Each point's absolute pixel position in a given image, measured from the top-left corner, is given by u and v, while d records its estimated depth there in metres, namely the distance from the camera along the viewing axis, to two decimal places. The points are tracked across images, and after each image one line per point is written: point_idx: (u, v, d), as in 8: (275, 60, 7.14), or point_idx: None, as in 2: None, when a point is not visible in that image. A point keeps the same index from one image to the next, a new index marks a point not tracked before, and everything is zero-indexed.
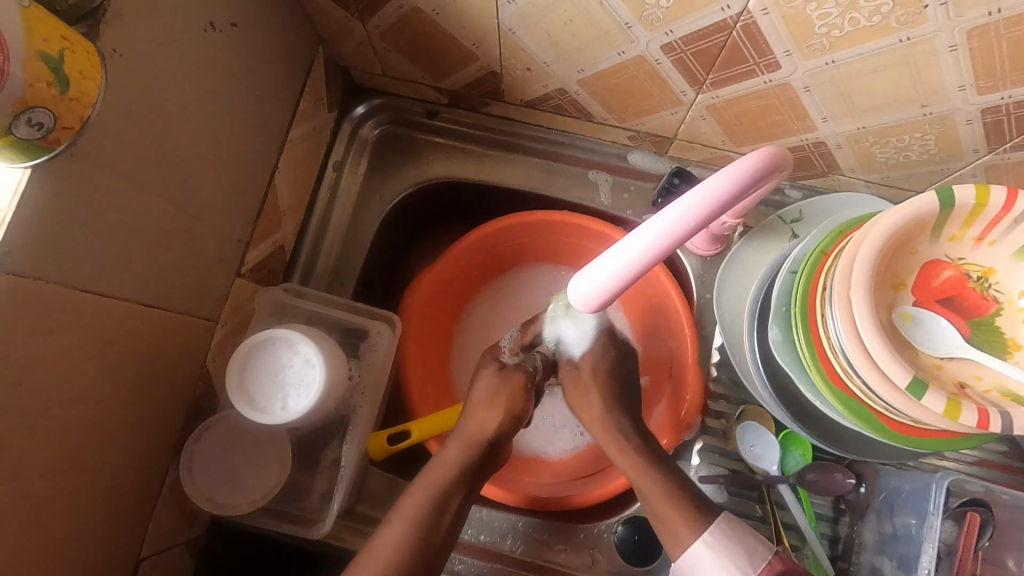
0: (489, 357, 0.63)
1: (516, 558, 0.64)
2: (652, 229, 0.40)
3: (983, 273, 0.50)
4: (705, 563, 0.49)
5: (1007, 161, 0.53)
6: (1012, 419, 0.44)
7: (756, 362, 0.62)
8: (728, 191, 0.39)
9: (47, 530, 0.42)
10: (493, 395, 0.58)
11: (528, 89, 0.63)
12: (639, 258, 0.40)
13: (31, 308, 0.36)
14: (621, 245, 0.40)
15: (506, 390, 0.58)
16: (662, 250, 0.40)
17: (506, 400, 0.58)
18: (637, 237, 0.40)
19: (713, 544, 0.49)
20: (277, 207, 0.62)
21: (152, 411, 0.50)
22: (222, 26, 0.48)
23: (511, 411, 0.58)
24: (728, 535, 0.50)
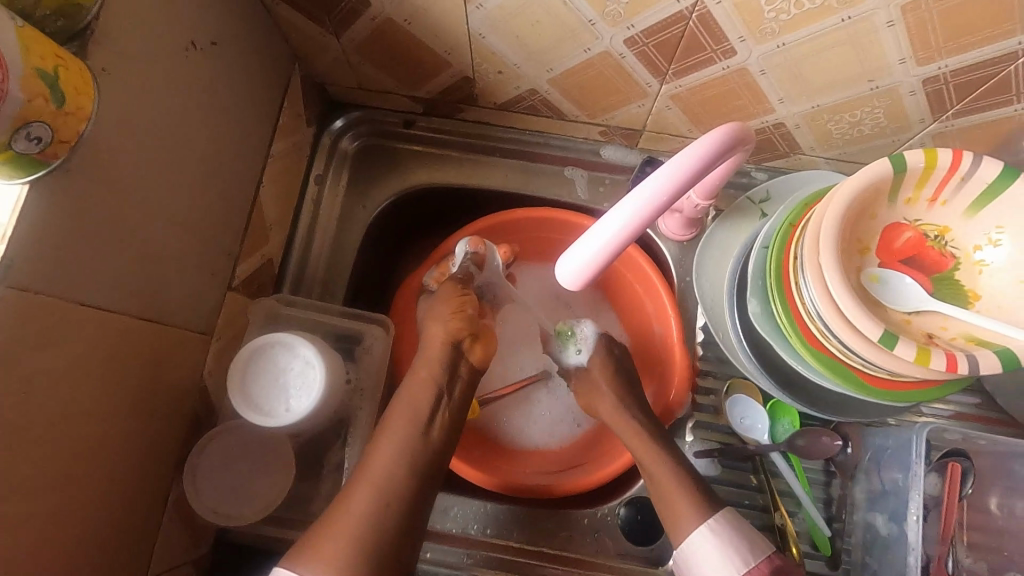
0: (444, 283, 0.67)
1: (524, 549, 0.64)
2: (599, 234, 0.43)
3: (939, 232, 0.53)
4: (708, 550, 0.52)
5: (952, 128, 0.57)
6: (978, 359, 0.46)
7: (739, 337, 0.64)
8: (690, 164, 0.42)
9: (57, 548, 0.42)
10: (433, 311, 0.64)
11: (500, 92, 0.65)
12: (595, 256, 0.43)
13: (33, 322, 0.37)
14: (577, 248, 0.43)
15: (444, 299, 0.64)
16: (643, 221, 0.42)
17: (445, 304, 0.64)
18: (620, 210, 0.42)
19: (718, 533, 0.53)
20: (263, 221, 0.63)
21: (154, 426, 0.50)
22: (202, 44, 0.50)
23: (456, 317, 0.63)
24: (732, 525, 0.53)
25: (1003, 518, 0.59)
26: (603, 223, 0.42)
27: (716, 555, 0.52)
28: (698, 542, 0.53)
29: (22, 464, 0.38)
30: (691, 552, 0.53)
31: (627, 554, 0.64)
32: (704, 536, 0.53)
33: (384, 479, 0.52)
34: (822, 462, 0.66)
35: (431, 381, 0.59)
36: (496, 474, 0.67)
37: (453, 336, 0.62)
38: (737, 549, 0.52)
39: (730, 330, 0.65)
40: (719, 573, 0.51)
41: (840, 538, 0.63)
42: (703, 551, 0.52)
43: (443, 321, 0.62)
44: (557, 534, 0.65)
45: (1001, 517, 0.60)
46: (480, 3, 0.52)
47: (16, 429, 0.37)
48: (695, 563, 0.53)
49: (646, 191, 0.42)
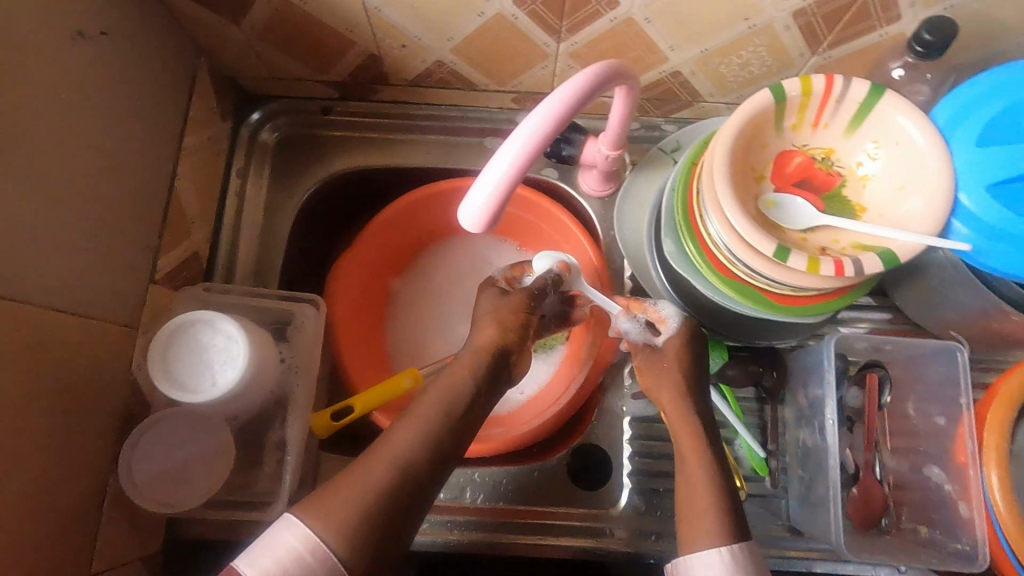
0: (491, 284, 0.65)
1: (482, 508, 0.66)
2: (488, 177, 0.43)
3: (825, 154, 0.57)
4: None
5: (828, 59, 0.61)
6: (862, 262, 0.49)
7: (664, 279, 0.67)
8: (588, 76, 0.45)
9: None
10: (497, 309, 0.61)
11: (409, 68, 0.67)
12: (489, 199, 0.43)
13: None
14: (472, 193, 0.44)
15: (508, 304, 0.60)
16: (553, 126, 0.43)
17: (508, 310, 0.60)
18: (531, 117, 0.43)
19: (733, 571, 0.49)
20: (183, 213, 0.63)
21: (82, 421, 0.50)
22: (90, 34, 0.50)
23: (510, 324, 0.59)
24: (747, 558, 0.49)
25: (920, 419, 0.63)
26: (491, 165, 0.42)
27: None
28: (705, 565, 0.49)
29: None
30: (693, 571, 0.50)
31: (579, 500, 0.66)
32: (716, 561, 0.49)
33: (403, 454, 0.48)
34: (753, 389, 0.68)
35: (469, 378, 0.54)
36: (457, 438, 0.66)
37: (525, 332, 0.60)
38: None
39: (655, 275, 0.68)
40: None
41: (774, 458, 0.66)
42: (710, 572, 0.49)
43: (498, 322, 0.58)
44: (509, 489, 0.67)
45: (919, 418, 0.63)
46: None
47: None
48: None
49: (527, 133, 0.43)
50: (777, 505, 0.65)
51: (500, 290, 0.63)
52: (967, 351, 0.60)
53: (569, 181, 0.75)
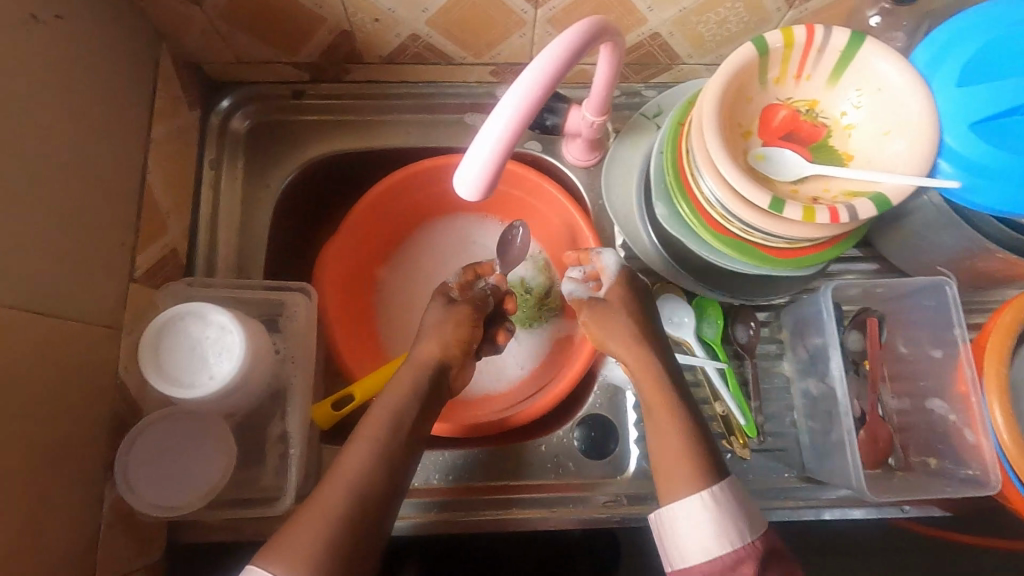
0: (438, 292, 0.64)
1: (495, 485, 0.66)
2: (505, 106, 0.41)
3: (809, 106, 0.57)
4: (697, 519, 0.51)
5: (805, 13, 0.61)
6: (856, 208, 0.50)
7: (657, 245, 0.67)
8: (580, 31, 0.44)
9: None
10: (442, 324, 0.60)
11: (382, 43, 0.65)
12: (491, 156, 0.42)
13: None
14: (491, 127, 0.42)
15: (454, 322, 0.61)
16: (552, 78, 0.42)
17: (453, 328, 0.60)
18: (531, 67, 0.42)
19: (717, 503, 0.50)
20: (157, 207, 0.60)
21: (61, 430, 0.47)
22: (44, 18, 0.47)
23: (459, 339, 0.60)
24: (732, 498, 0.51)
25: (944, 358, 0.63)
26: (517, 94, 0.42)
27: (708, 527, 0.50)
28: (691, 509, 0.51)
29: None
30: (678, 515, 0.51)
31: (589, 470, 0.66)
32: (699, 508, 0.51)
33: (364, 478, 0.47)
34: (732, 347, 0.69)
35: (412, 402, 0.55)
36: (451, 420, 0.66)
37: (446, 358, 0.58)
38: (736, 528, 0.50)
39: (646, 238, 0.68)
40: (701, 543, 0.50)
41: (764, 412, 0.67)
42: (700, 520, 0.50)
43: (442, 340, 0.59)
44: (518, 464, 0.66)
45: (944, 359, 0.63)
46: None
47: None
48: (676, 527, 0.52)
49: (548, 58, 0.42)
50: (789, 456, 0.66)
51: (446, 299, 0.63)
52: (954, 283, 0.62)
53: (553, 153, 0.74)
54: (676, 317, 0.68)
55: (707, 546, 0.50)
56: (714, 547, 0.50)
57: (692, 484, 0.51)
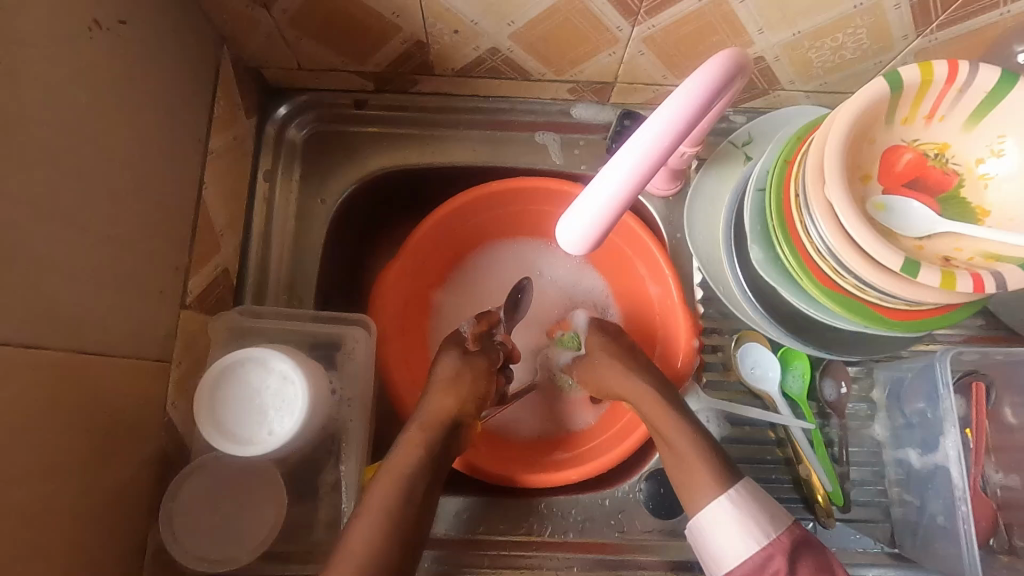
0: (450, 342, 0.61)
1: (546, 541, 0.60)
2: (620, 163, 0.39)
3: (938, 150, 0.51)
4: (726, 523, 0.50)
5: (935, 42, 0.55)
6: (1003, 276, 0.44)
7: (743, 289, 0.61)
8: (710, 75, 0.39)
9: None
10: (454, 378, 0.57)
11: (457, 56, 0.60)
12: (601, 214, 0.40)
13: None
14: (595, 192, 0.39)
15: (472, 372, 0.58)
16: (677, 131, 0.39)
17: (471, 381, 0.57)
18: (656, 118, 0.39)
19: (737, 504, 0.50)
20: (212, 225, 0.56)
21: (108, 479, 0.43)
22: (109, 24, 0.42)
23: (477, 394, 0.57)
24: (752, 496, 0.51)
25: None
26: (630, 156, 0.39)
27: (737, 526, 0.50)
28: (716, 513, 0.51)
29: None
30: (709, 526, 0.51)
31: (656, 530, 0.61)
32: (722, 509, 0.50)
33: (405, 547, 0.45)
34: (817, 404, 0.64)
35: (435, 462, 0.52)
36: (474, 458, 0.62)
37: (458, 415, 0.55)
38: (758, 522, 0.50)
39: (731, 281, 0.62)
40: (737, 547, 0.49)
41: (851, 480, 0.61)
42: (721, 519, 0.50)
43: (458, 398, 0.56)
44: (579, 520, 0.61)
45: None
46: None
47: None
48: (712, 537, 0.51)
49: (673, 111, 0.39)
50: (878, 528, 0.60)
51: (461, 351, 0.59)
52: None
53: None
54: (755, 367, 0.63)
55: (738, 547, 0.49)
56: (746, 546, 0.49)
57: (714, 487, 0.51)
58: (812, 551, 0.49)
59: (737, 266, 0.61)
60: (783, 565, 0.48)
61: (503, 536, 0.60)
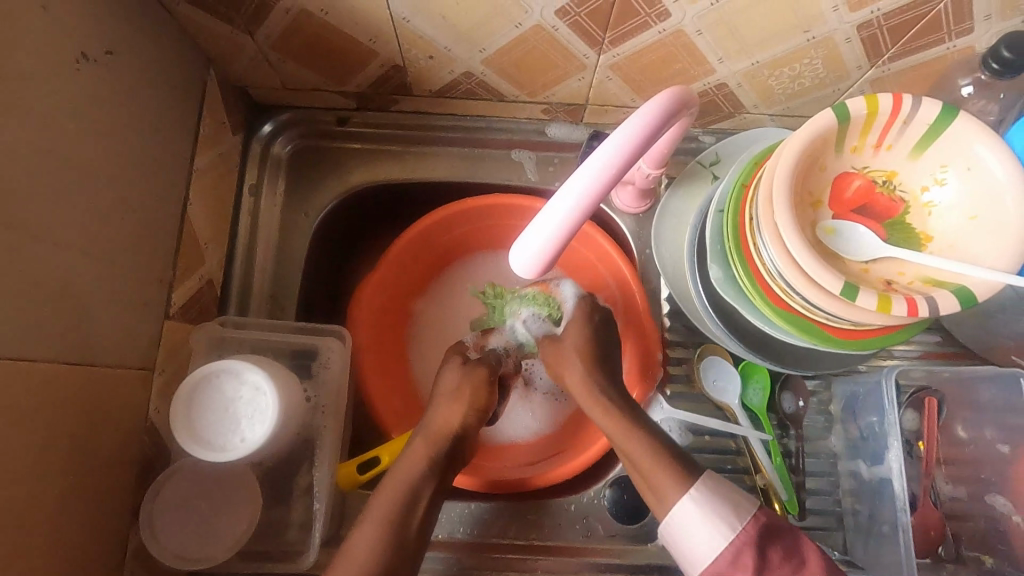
0: (454, 352, 0.65)
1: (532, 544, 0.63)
2: (570, 193, 0.41)
3: (886, 177, 0.53)
4: (692, 520, 0.50)
5: (888, 72, 0.57)
6: (937, 301, 0.47)
7: (705, 305, 0.64)
8: (654, 111, 0.42)
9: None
10: (458, 389, 0.60)
11: (434, 78, 0.63)
12: (553, 239, 0.43)
13: None
14: (536, 223, 0.42)
15: (472, 382, 0.61)
16: (622, 162, 0.41)
17: (471, 392, 0.60)
18: (603, 150, 0.41)
19: (701, 500, 0.51)
20: (196, 239, 0.59)
21: (91, 481, 0.46)
22: (96, 55, 0.45)
23: (477, 404, 0.60)
24: (714, 489, 0.51)
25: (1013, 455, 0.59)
26: (565, 191, 0.41)
27: (704, 523, 0.50)
28: (682, 512, 0.51)
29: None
30: (677, 523, 0.51)
31: (618, 535, 0.63)
32: (689, 506, 0.51)
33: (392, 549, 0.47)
34: (776, 416, 0.66)
35: (427, 469, 0.55)
36: (475, 473, 0.64)
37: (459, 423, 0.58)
38: (724, 515, 0.50)
39: (694, 297, 0.65)
40: (708, 544, 0.49)
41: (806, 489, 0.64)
42: (689, 519, 0.51)
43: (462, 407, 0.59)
44: (547, 524, 0.63)
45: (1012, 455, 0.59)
46: None
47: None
48: (683, 536, 0.51)
49: (618, 144, 0.41)
50: (832, 536, 0.63)
51: (462, 359, 0.63)
52: None
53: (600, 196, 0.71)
54: (719, 380, 0.66)
55: (710, 545, 0.49)
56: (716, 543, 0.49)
57: (678, 486, 0.52)
58: (782, 535, 0.49)
59: (700, 283, 0.64)
60: (753, 559, 0.48)
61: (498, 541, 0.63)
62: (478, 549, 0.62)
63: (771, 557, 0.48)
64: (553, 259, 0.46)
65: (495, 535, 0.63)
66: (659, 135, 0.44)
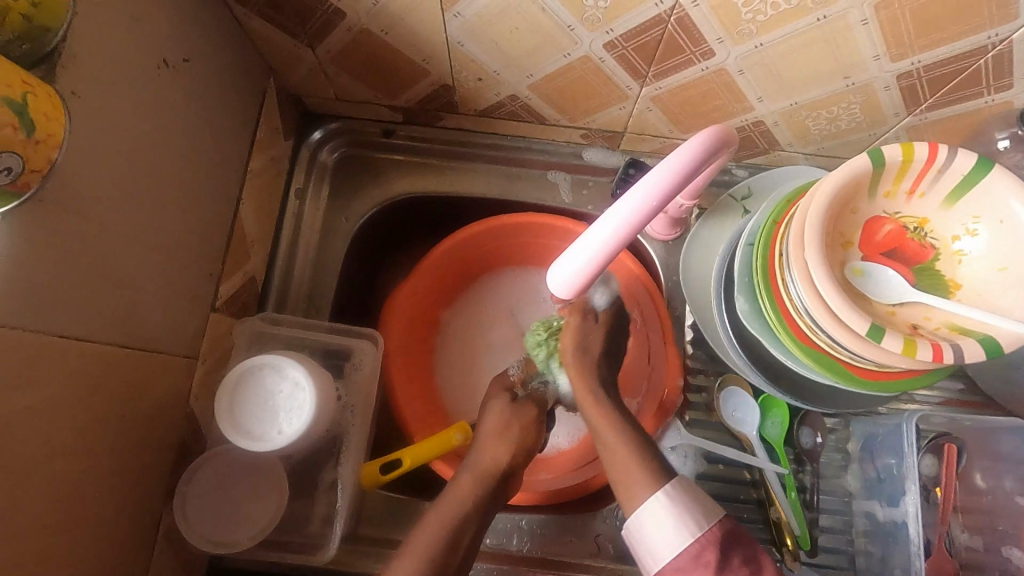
0: (500, 387, 0.63)
1: (544, 557, 0.64)
2: (610, 222, 0.43)
3: (918, 224, 0.54)
4: (660, 519, 0.49)
5: (925, 121, 0.58)
6: (962, 348, 0.48)
7: (729, 335, 0.65)
8: (698, 147, 0.44)
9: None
10: (506, 427, 0.58)
11: (480, 99, 0.65)
12: (590, 264, 0.45)
13: (22, 357, 0.37)
14: (573, 250, 0.45)
15: (522, 419, 0.59)
16: (662, 195, 0.43)
17: (519, 429, 0.58)
18: (645, 183, 0.43)
19: (672, 498, 0.50)
20: (244, 238, 0.62)
21: (135, 460, 0.48)
22: (175, 62, 0.48)
23: (522, 443, 0.58)
24: (684, 493, 0.50)
25: None
26: (604, 221, 0.43)
27: (671, 523, 0.49)
28: (651, 509, 0.50)
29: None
30: (644, 524, 0.50)
31: (629, 555, 0.64)
32: (657, 504, 0.50)
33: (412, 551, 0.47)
34: (792, 450, 0.66)
35: None
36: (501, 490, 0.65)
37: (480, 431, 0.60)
38: (691, 512, 0.49)
39: (719, 328, 0.66)
40: (673, 543, 0.49)
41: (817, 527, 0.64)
42: (657, 519, 0.49)
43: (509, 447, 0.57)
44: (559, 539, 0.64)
45: None
46: (458, 10, 0.52)
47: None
48: (647, 534, 0.50)
49: (660, 177, 0.43)
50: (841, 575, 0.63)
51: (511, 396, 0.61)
52: None
53: None
54: (736, 411, 0.67)
55: (674, 543, 0.49)
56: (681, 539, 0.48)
57: (647, 487, 0.51)
58: (744, 542, 0.49)
59: (725, 314, 0.65)
60: (715, 556, 0.47)
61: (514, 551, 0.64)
62: (488, 558, 0.63)
63: (732, 560, 0.47)
64: (588, 281, 0.48)
65: (506, 544, 0.64)
66: (701, 169, 0.45)
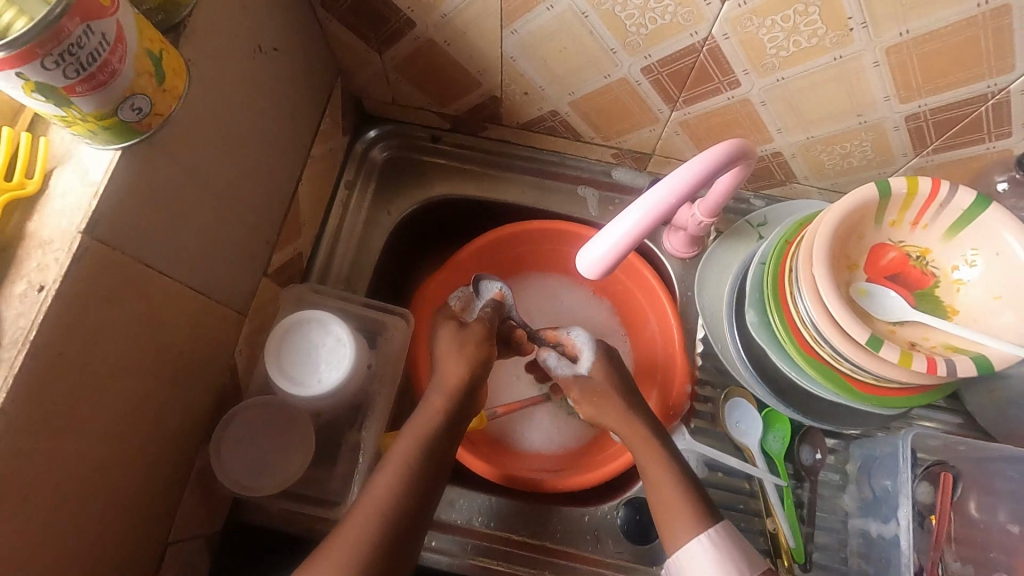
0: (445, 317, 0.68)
1: (545, 547, 0.66)
2: (631, 215, 0.49)
3: (920, 253, 0.59)
4: (701, 561, 0.54)
5: (931, 163, 0.63)
6: (956, 364, 0.52)
7: (739, 348, 0.69)
8: (716, 155, 0.49)
9: (86, 509, 0.43)
10: (461, 344, 0.64)
11: (524, 112, 0.72)
12: (610, 252, 0.50)
13: (119, 275, 0.42)
14: (598, 239, 0.50)
15: (472, 340, 0.65)
16: (680, 194, 0.49)
17: (473, 349, 0.64)
18: (665, 182, 0.49)
19: (715, 543, 0.54)
20: (299, 216, 0.67)
21: (185, 397, 0.52)
22: (266, 50, 0.55)
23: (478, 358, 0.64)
24: (727, 539, 0.55)
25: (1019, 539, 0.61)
26: (625, 215, 0.49)
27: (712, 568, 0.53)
28: (693, 551, 0.54)
29: (63, 408, 0.39)
30: (687, 561, 0.54)
31: (626, 553, 0.66)
32: (699, 548, 0.54)
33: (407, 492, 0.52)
34: (792, 466, 0.69)
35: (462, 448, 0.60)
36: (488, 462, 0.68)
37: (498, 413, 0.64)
38: (735, 561, 0.53)
39: (728, 341, 0.70)
40: None
41: (811, 542, 0.66)
42: (699, 561, 0.54)
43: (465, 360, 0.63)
44: (560, 532, 0.67)
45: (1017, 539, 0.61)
46: (515, 28, 0.58)
47: (69, 364, 0.39)
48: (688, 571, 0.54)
49: (679, 178, 0.48)
50: None
51: (455, 323, 0.67)
52: None
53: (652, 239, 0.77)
54: (741, 421, 0.70)
55: None
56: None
57: (692, 527, 0.55)
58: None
59: (736, 329, 0.70)
60: None
61: (517, 538, 0.66)
62: (494, 542, 0.66)
63: None
64: (610, 269, 0.53)
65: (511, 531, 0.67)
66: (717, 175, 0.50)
